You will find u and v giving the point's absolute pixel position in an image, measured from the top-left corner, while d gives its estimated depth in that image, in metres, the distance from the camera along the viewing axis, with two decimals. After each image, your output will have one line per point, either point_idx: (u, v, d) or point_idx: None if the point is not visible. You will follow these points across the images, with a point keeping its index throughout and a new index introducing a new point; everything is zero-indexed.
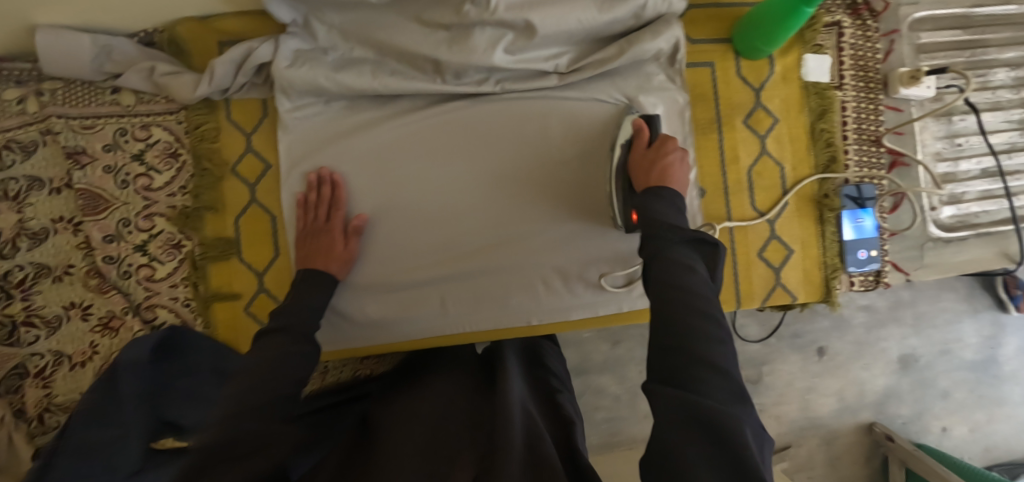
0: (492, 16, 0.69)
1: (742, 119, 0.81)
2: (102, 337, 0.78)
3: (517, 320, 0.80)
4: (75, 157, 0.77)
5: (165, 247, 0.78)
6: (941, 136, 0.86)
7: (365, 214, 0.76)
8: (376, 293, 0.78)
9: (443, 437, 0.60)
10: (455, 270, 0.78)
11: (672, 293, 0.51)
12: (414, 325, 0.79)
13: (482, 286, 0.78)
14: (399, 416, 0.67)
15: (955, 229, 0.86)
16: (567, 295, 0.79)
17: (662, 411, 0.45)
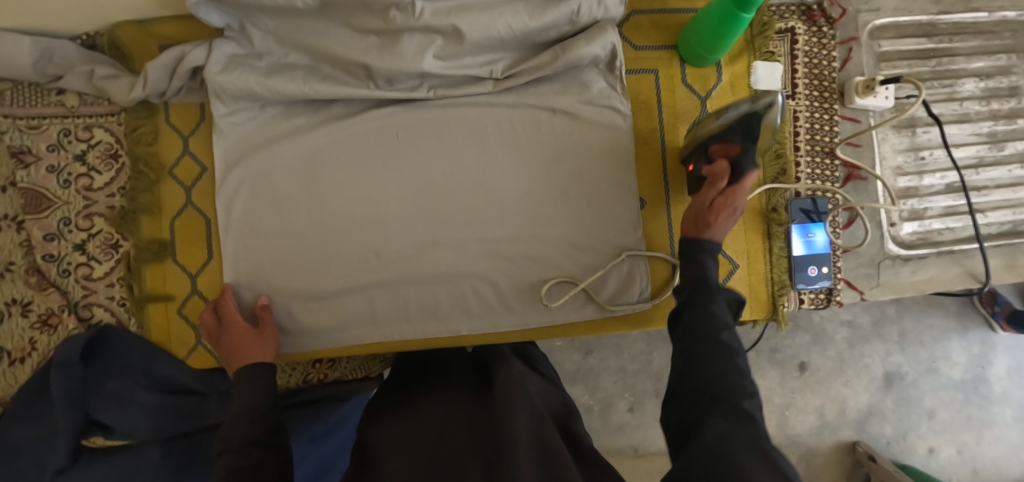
0: (418, 22, 0.69)
1: (686, 128, 0.79)
2: (41, 334, 0.79)
3: (445, 330, 0.78)
4: (20, 156, 0.79)
5: (104, 247, 0.79)
6: (902, 149, 0.82)
7: (265, 295, 0.76)
8: (307, 300, 0.77)
9: (448, 453, 0.57)
10: (387, 278, 0.77)
11: (709, 339, 0.57)
12: (344, 331, 0.78)
13: (413, 295, 0.77)
14: (395, 433, 0.64)
15: (915, 247, 0.82)
16: (501, 305, 0.78)
17: (721, 426, 0.48)
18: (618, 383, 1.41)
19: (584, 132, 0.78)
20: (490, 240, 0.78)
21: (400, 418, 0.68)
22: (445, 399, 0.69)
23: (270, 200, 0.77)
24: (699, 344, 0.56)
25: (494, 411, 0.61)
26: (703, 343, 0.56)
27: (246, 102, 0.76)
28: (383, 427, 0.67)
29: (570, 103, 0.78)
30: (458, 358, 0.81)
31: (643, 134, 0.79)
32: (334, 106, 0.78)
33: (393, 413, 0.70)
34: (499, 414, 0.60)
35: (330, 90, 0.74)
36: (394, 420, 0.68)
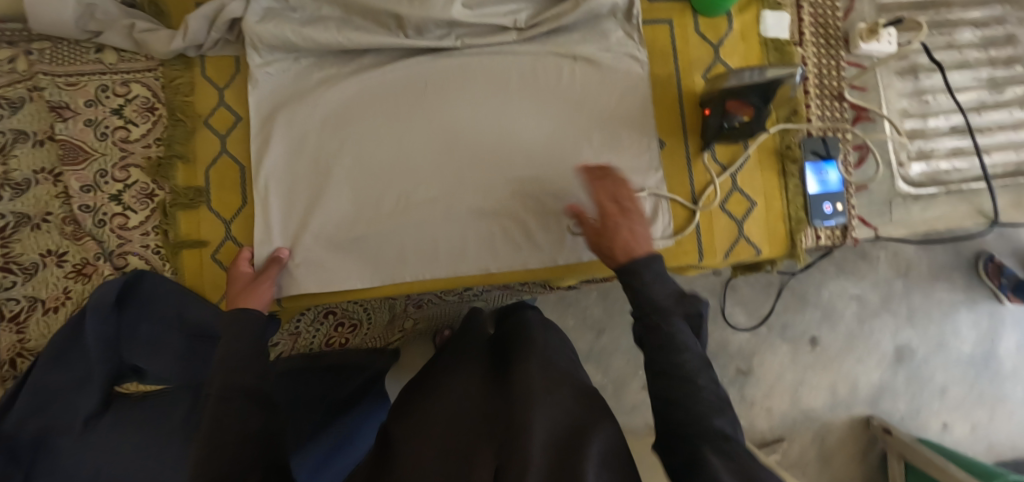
0: None
1: (700, 75, 0.82)
2: (75, 283, 0.81)
3: (473, 267, 0.80)
4: (59, 111, 0.81)
5: (139, 197, 0.80)
6: (906, 94, 0.86)
7: (284, 247, 0.78)
8: (336, 244, 0.79)
9: (464, 431, 0.68)
10: (411, 222, 0.78)
11: (678, 375, 0.60)
12: (373, 273, 0.79)
13: (440, 237, 0.79)
14: (416, 416, 0.75)
15: (924, 186, 0.85)
16: (526, 246, 0.80)
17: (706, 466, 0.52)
18: (629, 362, 1.51)
19: (604, 79, 0.81)
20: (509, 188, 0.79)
21: (421, 409, 0.77)
22: (465, 375, 0.80)
23: (302, 147, 0.80)
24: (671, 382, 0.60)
25: (506, 397, 0.70)
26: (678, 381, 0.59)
27: (284, 54, 0.80)
28: (405, 418, 0.76)
29: (589, 51, 0.81)
30: (478, 350, 0.89)
31: (659, 81, 0.82)
32: (364, 57, 0.81)
33: (417, 404, 0.79)
34: (513, 409, 0.66)
35: (361, 38, 0.77)
36: (419, 402, 0.79)
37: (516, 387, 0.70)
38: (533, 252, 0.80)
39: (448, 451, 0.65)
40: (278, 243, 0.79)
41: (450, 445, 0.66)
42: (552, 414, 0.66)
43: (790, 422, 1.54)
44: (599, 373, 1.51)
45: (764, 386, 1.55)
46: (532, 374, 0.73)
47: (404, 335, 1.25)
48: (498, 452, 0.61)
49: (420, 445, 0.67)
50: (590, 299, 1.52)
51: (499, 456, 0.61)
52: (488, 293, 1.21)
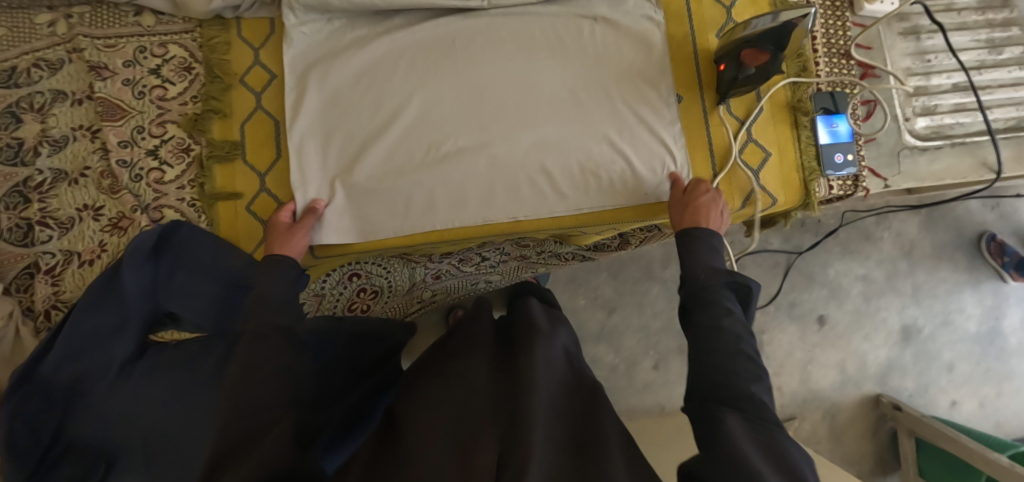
0: None
1: (714, 34, 0.86)
2: (111, 236, 0.83)
3: (501, 216, 0.83)
4: (98, 70, 0.84)
5: (175, 152, 0.83)
6: (909, 53, 0.90)
7: (322, 200, 0.81)
8: (368, 194, 0.81)
9: (468, 414, 0.70)
10: (440, 172, 0.81)
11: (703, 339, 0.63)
12: (405, 222, 0.82)
13: (469, 186, 0.82)
14: (420, 404, 0.77)
15: (929, 139, 0.89)
16: (551, 194, 0.83)
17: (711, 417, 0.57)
18: (641, 341, 1.54)
19: (623, 37, 0.85)
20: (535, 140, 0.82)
21: (425, 392, 0.79)
22: (473, 363, 0.82)
23: (335, 102, 0.82)
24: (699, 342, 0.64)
25: (513, 386, 0.73)
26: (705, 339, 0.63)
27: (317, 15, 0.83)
28: (412, 401, 0.78)
29: (608, 12, 0.85)
30: (483, 336, 0.92)
31: (675, 39, 0.86)
32: (393, 18, 0.85)
33: (423, 385, 0.82)
34: (519, 396, 0.70)
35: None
36: (422, 389, 0.81)
37: (523, 376, 0.73)
38: (558, 200, 0.83)
39: (453, 428, 0.68)
40: (313, 196, 0.82)
41: (455, 425, 0.68)
42: (553, 415, 0.70)
43: (800, 400, 1.57)
44: (611, 352, 1.53)
45: (774, 364, 1.57)
46: (539, 366, 0.76)
47: (422, 307, 1.27)
48: (503, 433, 0.65)
49: (427, 420, 0.70)
50: (601, 279, 1.55)
51: (502, 440, 0.64)
52: (504, 267, 1.21)
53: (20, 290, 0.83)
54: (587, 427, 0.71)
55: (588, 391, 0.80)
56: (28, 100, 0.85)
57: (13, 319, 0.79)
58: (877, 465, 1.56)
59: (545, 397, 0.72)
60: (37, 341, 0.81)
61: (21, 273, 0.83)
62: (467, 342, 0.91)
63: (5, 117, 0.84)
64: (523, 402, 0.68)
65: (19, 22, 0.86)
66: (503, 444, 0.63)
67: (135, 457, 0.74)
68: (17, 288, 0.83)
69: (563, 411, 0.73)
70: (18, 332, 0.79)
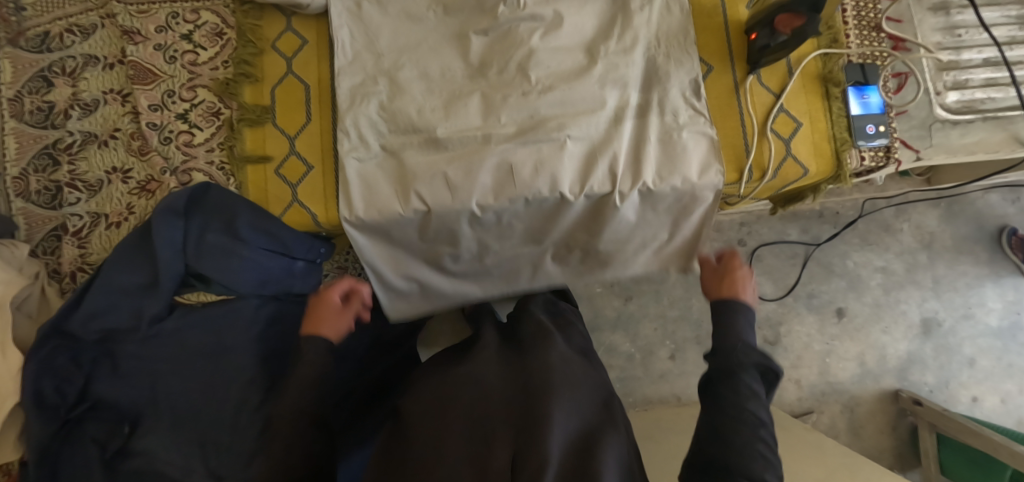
0: None
1: (744, 5, 0.86)
2: (138, 199, 0.82)
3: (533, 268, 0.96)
4: (131, 35, 0.84)
5: (206, 116, 0.83)
6: (939, 28, 0.90)
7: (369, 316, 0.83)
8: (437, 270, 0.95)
9: (484, 413, 0.72)
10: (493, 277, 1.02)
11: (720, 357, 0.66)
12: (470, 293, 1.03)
13: (508, 253, 0.94)
14: (431, 399, 0.78)
15: (961, 113, 0.88)
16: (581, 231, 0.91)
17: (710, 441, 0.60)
18: (657, 330, 1.53)
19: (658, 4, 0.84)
20: (565, 108, 0.80)
21: (437, 386, 0.81)
22: (488, 362, 0.84)
23: (363, 67, 0.81)
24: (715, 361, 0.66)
25: (529, 388, 0.74)
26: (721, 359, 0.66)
27: (367, 126, 0.80)
28: (421, 396, 0.80)
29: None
30: (490, 338, 0.94)
31: (705, 8, 0.86)
32: (447, 145, 0.79)
33: (431, 381, 0.84)
34: (536, 398, 0.71)
35: None
36: (430, 385, 0.82)
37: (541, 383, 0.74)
38: (598, 180, 0.79)
39: (469, 431, 0.70)
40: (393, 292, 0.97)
41: (472, 426, 0.70)
42: (571, 410, 0.73)
43: (819, 394, 1.55)
44: (628, 340, 1.52)
45: (792, 356, 1.56)
46: (553, 370, 0.78)
47: None
48: (518, 436, 0.66)
49: (441, 421, 0.72)
50: None
51: (517, 443, 0.65)
52: None
53: (46, 253, 0.83)
54: (604, 421, 0.74)
55: (606, 398, 0.80)
56: (60, 64, 0.86)
57: (40, 279, 0.79)
58: (897, 461, 1.53)
59: (563, 402, 0.72)
60: (62, 301, 0.81)
61: (48, 236, 0.83)
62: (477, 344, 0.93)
63: (37, 80, 0.86)
64: (539, 407, 0.69)
65: None
66: (517, 450, 0.65)
67: (162, 414, 0.76)
68: (44, 250, 0.83)
69: (582, 413, 0.74)
70: (44, 292, 0.79)
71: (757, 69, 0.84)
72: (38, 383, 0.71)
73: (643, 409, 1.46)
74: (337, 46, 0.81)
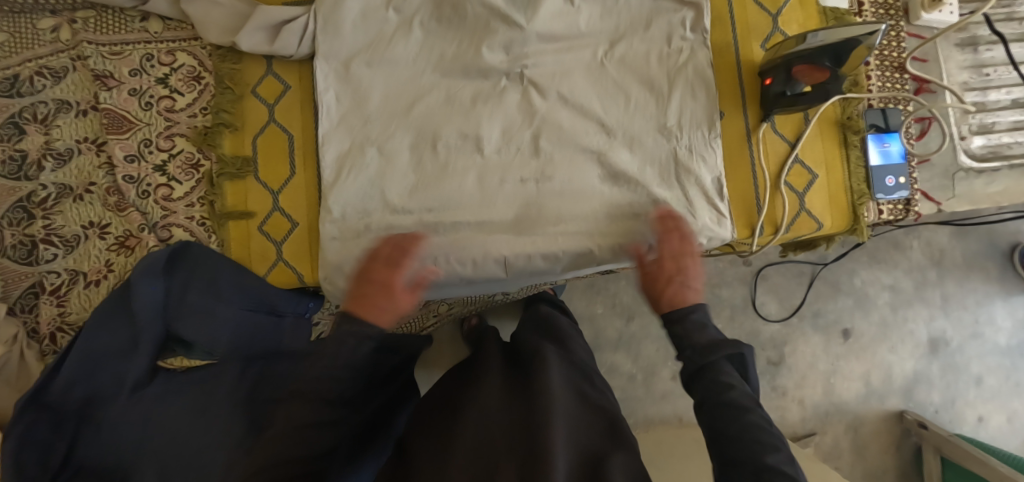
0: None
1: (759, 44, 0.80)
2: (118, 256, 0.79)
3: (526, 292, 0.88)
4: (103, 80, 0.79)
5: (184, 167, 0.78)
6: (966, 66, 0.84)
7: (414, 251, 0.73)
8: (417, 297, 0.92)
9: (490, 446, 0.70)
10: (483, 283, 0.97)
11: (721, 404, 0.60)
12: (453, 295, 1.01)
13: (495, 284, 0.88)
14: (437, 442, 0.76)
15: (987, 160, 0.83)
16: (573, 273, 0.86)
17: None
18: (660, 350, 1.50)
19: (676, 63, 0.79)
20: (567, 179, 0.78)
21: (442, 427, 0.79)
22: (490, 390, 0.81)
23: (348, 131, 0.77)
24: (721, 411, 0.59)
25: (531, 414, 0.72)
26: (723, 407, 0.59)
27: (348, 209, 0.76)
28: (425, 439, 0.78)
29: (681, 46, 0.79)
30: (493, 358, 0.92)
31: (718, 48, 0.80)
32: (441, 229, 0.76)
33: (437, 421, 0.82)
34: (537, 426, 0.69)
35: (412, 4, 0.76)
36: (435, 426, 0.80)
37: (538, 401, 0.73)
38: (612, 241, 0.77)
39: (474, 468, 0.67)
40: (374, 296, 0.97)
41: (475, 459, 0.68)
42: (573, 440, 0.70)
43: (822, 413, 1.52)
44: (629, 360, 1.49)
45: (796, 377, 1.53)
46: (552, 390, 0.75)
47: (439, 318, 1.21)
48: (520, 462, 0.66)
49: (446, 461, 0.69)
50: (620, 286, 1.51)
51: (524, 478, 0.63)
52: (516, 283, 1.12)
53: (25, 310, 0.79)
54: (610, 448, 0.71)
55: (610, 416, 0.79)
56: (32, 110, 0.81)
57: (17, 342, 0.76)
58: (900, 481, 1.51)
59: (566, 431, 0.70)
60: (41, 365, 0.77)
61: (25, 293, 0.79)
62: (478, 369, 0.90)
63: (8, 127, 0.80)
64: (540, 435, 0.66)
65: (22, 27, 0.81)
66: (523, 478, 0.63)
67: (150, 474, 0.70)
68: (23, 308, 0.79)
69: (583, 436, 0.72)
70: (23, 358, 0.75)
71: (772, 117, 0.78)
72: (19, 456, 0.66)
73: (645, 432, 1.44)
74: (322, 111, 0.77)
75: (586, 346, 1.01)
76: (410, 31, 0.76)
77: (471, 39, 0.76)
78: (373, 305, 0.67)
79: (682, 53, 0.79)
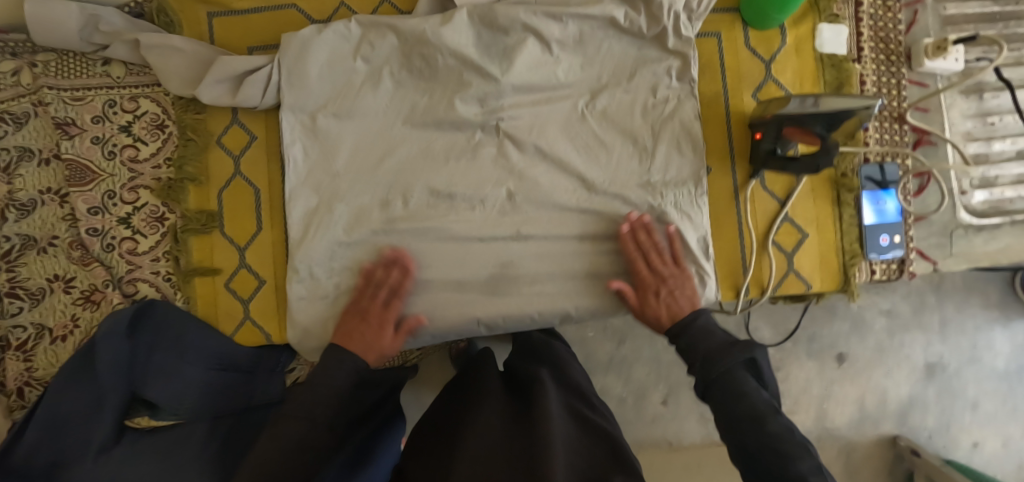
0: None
1: (750, 93, 0.76)
2: (83, 310, 0.77)
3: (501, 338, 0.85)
4: (64, 127, 0.76)
5: (149, 221, 0.76)
6: (970, 115, 0.79)
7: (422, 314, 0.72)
8: None
9: None
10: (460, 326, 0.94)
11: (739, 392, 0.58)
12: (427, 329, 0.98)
13: None
14: None
15: (988, 216, 0.79)
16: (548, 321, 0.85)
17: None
18: (652, 375, 1.25)
19: (661, 115, 0.75)
20: (542, 235, 0.74)
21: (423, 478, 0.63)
22: (476, 430, 0.66)
23: (317, 186, 0.74)
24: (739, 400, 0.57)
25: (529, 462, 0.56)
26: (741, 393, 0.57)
27: (316, 267, 0.73)
28: None
29: (666, 96, 0.75)
30: (477, 388, 0.77)
31: (706, 98, 0.76)
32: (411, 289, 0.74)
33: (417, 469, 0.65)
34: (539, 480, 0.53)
35: (382, 53, 0.72)
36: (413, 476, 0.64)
37: (539, 426, 0.62)
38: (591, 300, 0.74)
39: None
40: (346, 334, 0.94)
41: None
42: None
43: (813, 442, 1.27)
44: (617, 383, 1.25)
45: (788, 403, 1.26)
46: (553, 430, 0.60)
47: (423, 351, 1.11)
48: None
49: None
50: None
51: None
52: None
53: None
54: None
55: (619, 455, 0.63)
56: None
57: None
58: None
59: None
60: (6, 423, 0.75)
61: None
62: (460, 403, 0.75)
63: None
64: None
65: None
66: None
67: None
68: None
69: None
70: None
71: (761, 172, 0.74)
72: None
73: None
74: (289, 165, 0.74)
75: (581, 368, 0.86)
76: (380, 82, 0.73)
77: (444, 91, 0.73)
78: (362, 340, 0.69)
79: (668, 103, 0.75)
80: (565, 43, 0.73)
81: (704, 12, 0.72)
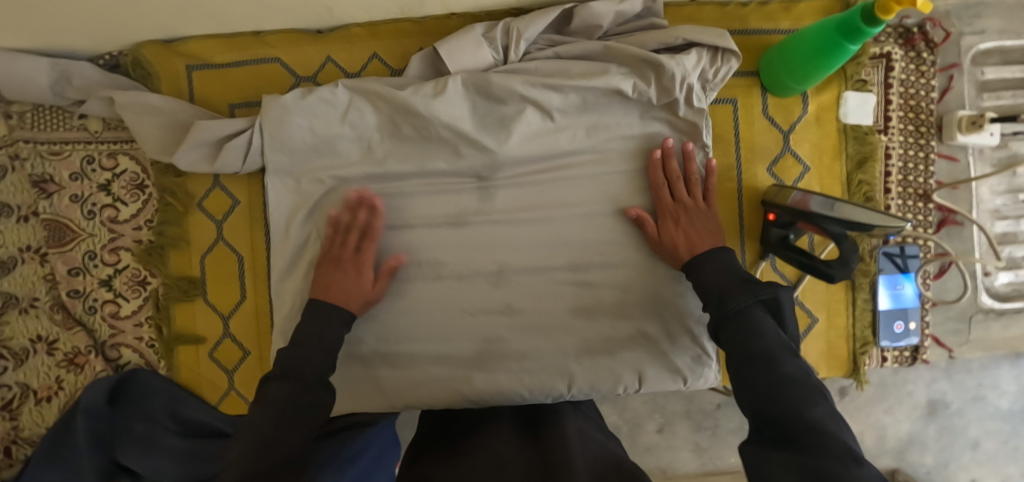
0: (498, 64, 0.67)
1: (764, 166, 0.71)
2: (68, 373, 0.75)
3: None
4: (42, 186, 0.73)
5: (131, 284, 0.74)
6: (1001, 190, 0.74)
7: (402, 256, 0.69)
8: None
9: None
10: None
11: (751, 344, 0.49)
12: None
13: None
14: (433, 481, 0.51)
15: (1010, 299, 0.75)
16: None
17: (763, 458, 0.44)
18: (649, 404, 0.97)
19: None
20: (534, 311, 0.71)
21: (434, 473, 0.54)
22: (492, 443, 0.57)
23: (301, 255, 0.70)
24: (748, 351, 0.49)
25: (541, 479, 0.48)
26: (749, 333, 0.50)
27: None
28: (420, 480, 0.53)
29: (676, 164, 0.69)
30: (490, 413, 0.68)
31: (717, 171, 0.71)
32: (398, 364, 0.71)
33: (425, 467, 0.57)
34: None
35: (371, 121, 0.68)
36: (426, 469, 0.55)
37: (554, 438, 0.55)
38: (585, 379, 0.70)
39: None
40: None
41: None
42: None
43: None
44: (609, 414, 0.97)
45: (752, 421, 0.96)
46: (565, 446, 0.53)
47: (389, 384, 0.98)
48: None
49: None
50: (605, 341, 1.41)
51: None
52: None
53: None
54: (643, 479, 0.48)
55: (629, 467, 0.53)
56: None
57: None
58: None
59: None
60: None
61: None
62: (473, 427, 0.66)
63: None
64: None
65: None
66: None
67: None
68: None
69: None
70: None
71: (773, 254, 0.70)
72: None
73: None
74: (274, 233, 0.70)
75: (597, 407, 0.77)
76: (369, 149, 0.69)
77: (434, 160, 0.69)
78: (344, 290, 0.65)
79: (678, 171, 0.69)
80: (565, 111, 0.68)
81: (719, 82, 0.67)
